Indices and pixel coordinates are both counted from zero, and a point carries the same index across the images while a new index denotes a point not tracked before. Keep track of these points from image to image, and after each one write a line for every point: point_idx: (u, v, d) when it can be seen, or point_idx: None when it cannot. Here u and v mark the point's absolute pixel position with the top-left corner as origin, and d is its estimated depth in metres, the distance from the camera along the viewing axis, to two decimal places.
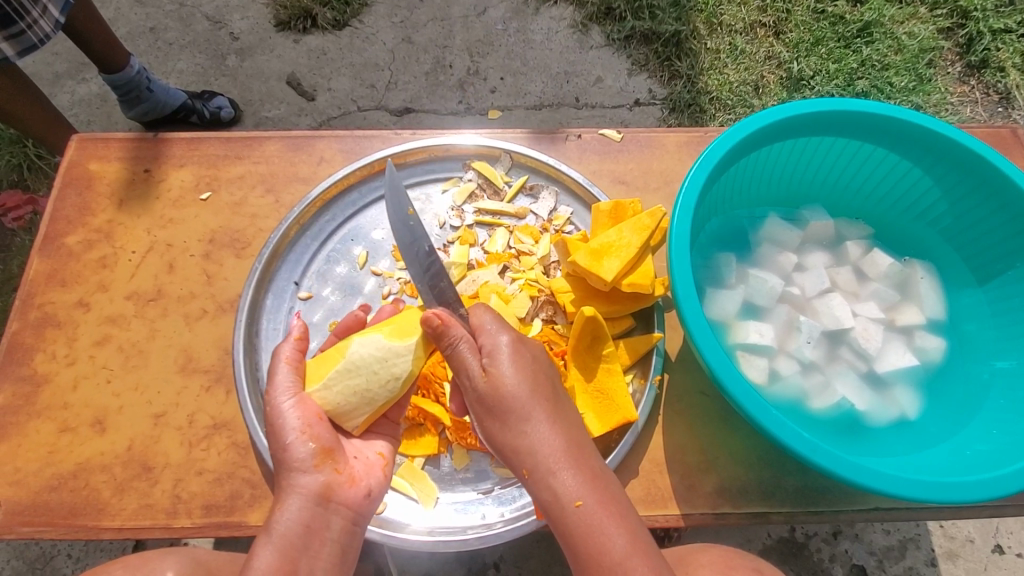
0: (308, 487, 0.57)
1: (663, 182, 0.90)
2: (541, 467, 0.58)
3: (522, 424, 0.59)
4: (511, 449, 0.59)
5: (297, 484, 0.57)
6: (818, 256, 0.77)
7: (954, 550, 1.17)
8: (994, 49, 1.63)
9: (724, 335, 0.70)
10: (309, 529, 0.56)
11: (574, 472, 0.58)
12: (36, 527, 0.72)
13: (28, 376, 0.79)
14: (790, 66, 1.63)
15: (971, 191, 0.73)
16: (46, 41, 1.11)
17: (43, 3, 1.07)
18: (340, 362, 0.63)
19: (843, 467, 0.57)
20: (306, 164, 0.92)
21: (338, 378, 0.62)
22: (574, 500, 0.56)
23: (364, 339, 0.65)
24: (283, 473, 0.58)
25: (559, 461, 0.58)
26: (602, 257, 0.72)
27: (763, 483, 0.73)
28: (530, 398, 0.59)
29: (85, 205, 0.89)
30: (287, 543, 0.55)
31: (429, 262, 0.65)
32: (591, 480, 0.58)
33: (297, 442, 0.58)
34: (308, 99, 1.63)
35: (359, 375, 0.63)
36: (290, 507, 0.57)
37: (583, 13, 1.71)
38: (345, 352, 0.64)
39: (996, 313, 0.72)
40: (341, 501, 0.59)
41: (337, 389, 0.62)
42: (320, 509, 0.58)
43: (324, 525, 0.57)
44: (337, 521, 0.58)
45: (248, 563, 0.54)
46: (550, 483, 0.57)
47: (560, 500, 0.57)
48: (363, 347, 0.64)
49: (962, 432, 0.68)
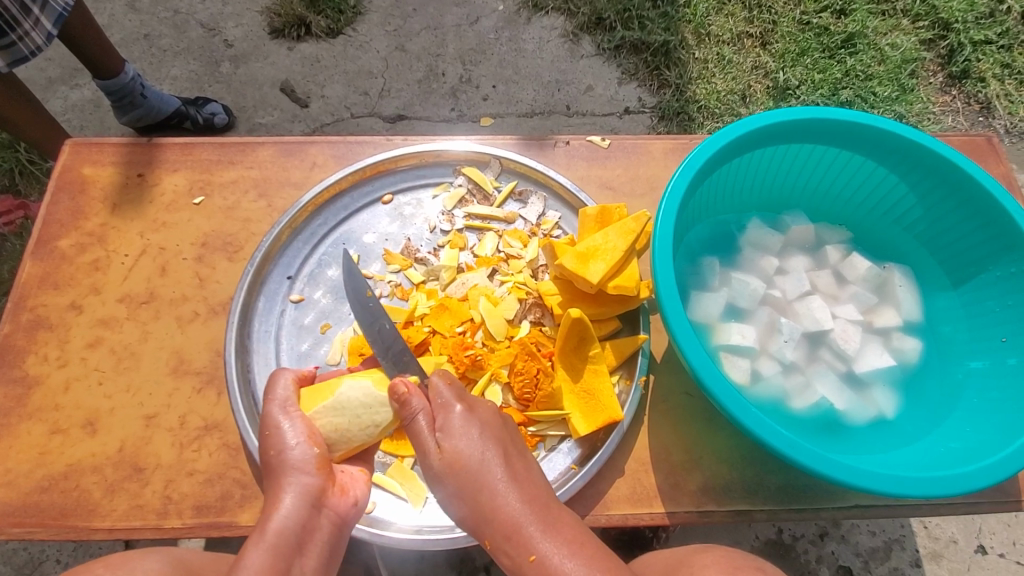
0: (306, 488, 0.58)
1: (649, 188, 0.92)
2: (496, 533, 0.59)
3: (477, 494, 0.59)
4: (470, 519, 0.61)
5: (297, 483, 0.58)
6: (799, 260, 0.79)
7: (938, 551, 1.19)
8: (975, 60, 1.67)
9: (708, 336, 0.72)
10: (302, 530, 0.57)
11: (527, 529, 0.58)
12: (26, 528, 0.72)
13: (20, 378, 0.80)
14: (775, 76, 1.65)
15: (945, 196, 0.75)
16: (39, 53, 1.12)
17: (35, 15, 1.08)
18: (328, 398, 0.64)
19: (820, 463, 0.59)
20: (299, 170, 0.93)
21: (325, 413, 0.63)
22: (529, 556, 0.57)
23: (354, 381, 0.66)
24: (282, 473, 0.59)
25: (512, 524, 0.59)
26: (588, 260, 0.73)
27: (746, 481, 0.75)
28: (482, 467, 0.60)
29: (78, 209, 0.90)
30: (278, 543, 0.56)
31: (390, 341, 0.70)
32: (545, 531, 0.58)
33: (301, 445, 0.60)
34: (302, 106, 1.65)
35: (343, 414, 0.63)
36: (287, 505, 0.57)
37: (573, 22, 1.74)
38: (335, 389, 0.65)
39: (970, 315, 0.74)
40: (332, 506, 0.59)
41: (322, 422, 0.63)
42: (313, 511, 0.58)
43: (316, 528, 0.58)
44: (326, 525, 0.59)
45: (237, 563, 0.54)
46: (507, 548, 0.59)
47: (518, 560, 0.58)
48: (353, 389, 0.65)
49: (937, 430, 0.70)
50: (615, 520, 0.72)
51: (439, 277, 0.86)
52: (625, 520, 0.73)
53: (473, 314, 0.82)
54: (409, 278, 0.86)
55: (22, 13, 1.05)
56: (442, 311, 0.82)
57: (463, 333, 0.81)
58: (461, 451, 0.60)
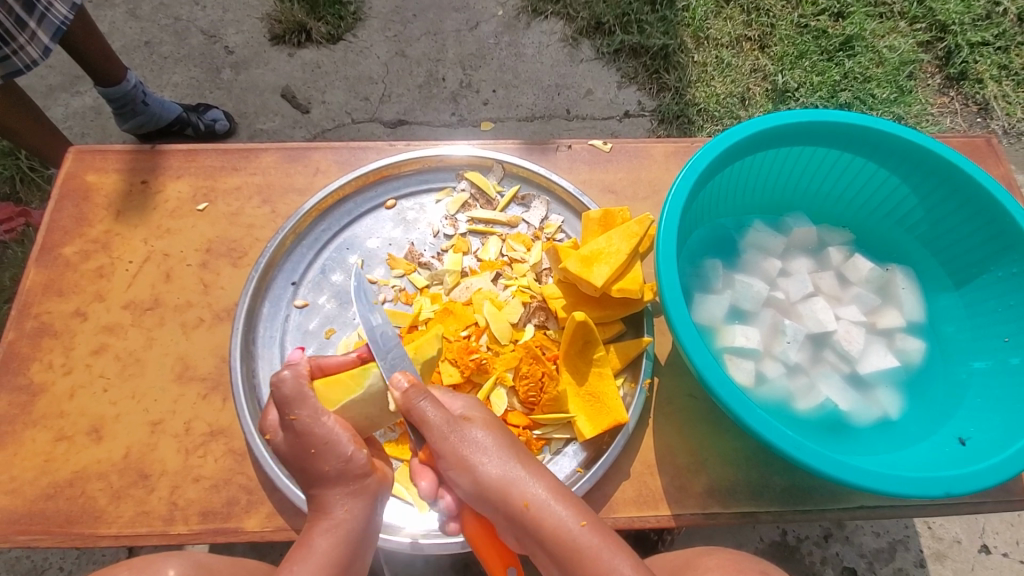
0: (369, 488, 0.62)
1: (651, 192, 0.93)
2: (540, 493, 0.60)
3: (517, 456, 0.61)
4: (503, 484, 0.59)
5: (359, 486, 0.61)
6: (801, 262, 0.79)
7: (942, 551, 1.19)
8: (972, 62, 1.68)
9: (712, 339, 0.72)
10: (367, 521, 0.63)
11: (569, 498, 0.60)
12: (32, 535, 0.72)
13: (25, 385, 0.80)
14: (774, 79, 1.66)
15: (947, 196, 0.76)
16: (34, 66, 1.12)
17: (31, 29, 1.08)
18: (357, 391, 0.63)
19: (826, 464, 0.59)
20: (302, 176, 0.94)
21: (355, 404, 0.63)
22: (579, 521, 0.59)
23: (387, 370, 0.64)
24: (341, 480, 0.61)
25: (552, 491, 0.60)
26: (591, 263, 0.73)
27: (752, 483, 0.75)
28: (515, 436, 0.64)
29: (82, 216, 0.90)
30: (349, 535, 0.61)
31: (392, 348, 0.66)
32: (581, 505, 0.61)
33: (356, 452, 0.61)
34: (303, 112, 1.66)
35: (372, 405, 0.64)
36: (353, 505, 0.61)
37: (573, 27, 1.75)
38: (362, 381, 0.64)
39: (973, 315, 0.75)
40: (386, 491, 0.65)
41: (354, 414, 0.64)
42: (375, 502, 0.63)
43: (377, 514, 0.64)
44: (383, 506, 0.65)
45: (311, 557, 0.60)
46: (554, 507, 0.59)
47: (566, 522, 0.58)
48: (382, 376, 0.64)
49: (940, 431, 0.70)
50: (621, 523, 0.73)
51: (443, 281, 0.86)
52: (631, 523, 0.73)
53: (478, 318, 0.82)
54: (413, 282, 0.86)
55: (17, 27, 1.06)
56: (447, 315, 0.82)
57: (468, 337, 0.81)
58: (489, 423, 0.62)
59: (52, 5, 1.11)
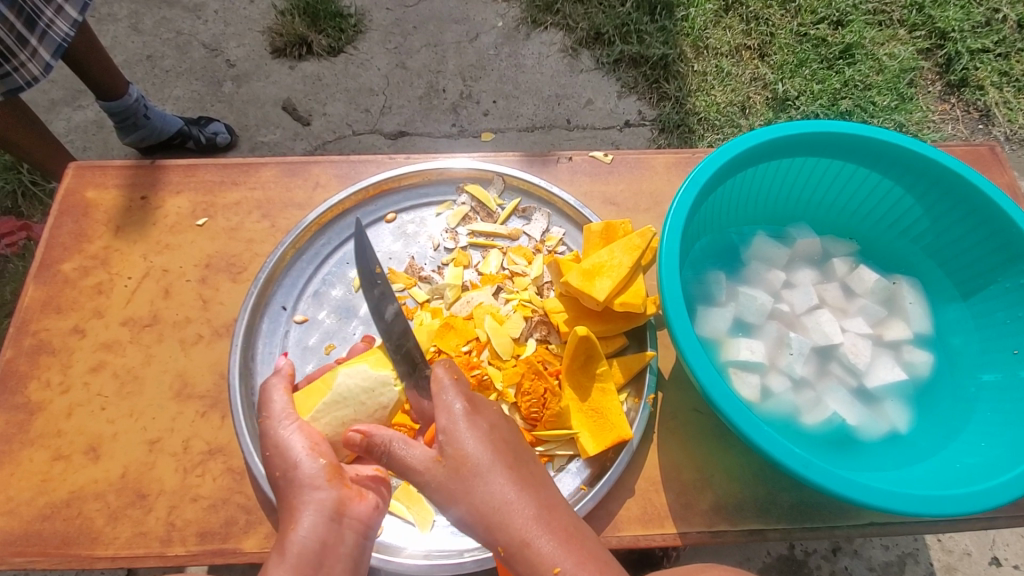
0: (322, 502, 0.57)
1: (653, 203, 0.92)
2: (513, 538, 0.56)
3: (488, 496, 0.57)
4: (480, 519, 0.57)
5: (311, 500, 0.57)
6: (805, 273, 0.79)
7: (953, 564, 1.17)
8: (973, 69, 1.68)
9: (716, 353, 0.71)
10: (324, 545, 0.56)
11: (550, 536, 0.57)
12: (28, 557, 0.71)
13: (23, 404, 0.79)
14: (775, 88, 1.66)
15: (953, 207, 0.75)
16: (35, 83, 1.12)
17: (32, 46, 1.09)
18: (327, 394, 0.67)
19: (834, 482, 0.57)
20: (302, 190, 0.93)
21: (325, 410, 0.66)
22: (553, 567, 0.55)
23: (350, 369, 0.68)
24: (294, 490, 0.58)
25: (532, 530, 0.57)
26: (593, 277, 0.73)
27: (759, 500, 0.74)
28: (493, 468, 0.58)
29: (81, 232, 0.90)
30: (303, 559, 0.55)
31: (394, 323, 0.66)
32: (567, 542, 0.57)
33: (307, 459, 0.59)
34: (303, 124, 1.66)
35: (347, 405, 0.66)
36: (305, 523, 0.56)
37: (572, 38, 1.75)
38: (332, 383, 0.67)
39: (981, 327, 0.74)
40: (354, 515, 0.58)
41: (326, 420, 0.66)
42: (333, 524, 0.57)
43: (338, 540, 0.57)
44: (349, 535, 0.58)
45: None
46: (526, 554, 0.56)
47: (539, 569, 0.56)
48: (349, 378, 0.68)
49: (951, 445, 0.69)
50: (626, 542, 0.71)
51: (443, 296, 0.85)
52: (636, 541, 0.71)
53: (479, 333, 0.81)
54: (414, 296, 0.85)
55: (18, 44, 1.06)
56: (447, 330, 0.80)
57: (469, 352, 0.80)
58: (462, 458, 0.58)
59: (54, 20, 1.11)
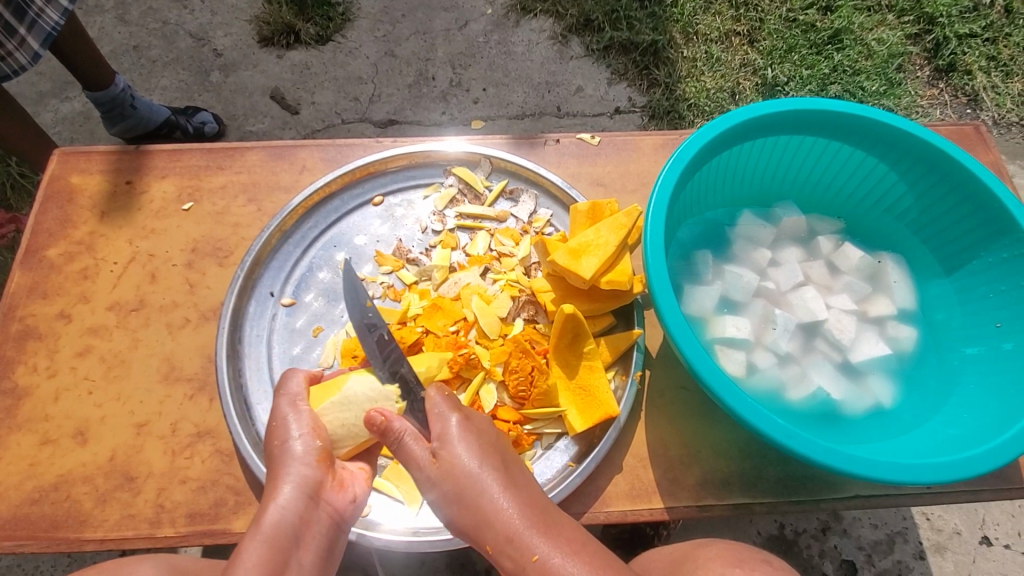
0: (306, 479, 0.58)
1: (640, 184, 0.92)
2: (498, 536, 0.58)
3: (478, 498, 0.58)
4: (469, 518, 0.59)
5: (296, 475, 0.58)
6: (791, 252, 0.79)
7: (942, 543, 1.19)
8: (961, 54, 1.68)
9: (702, 330, 0.71)
10: (300, 521, 0.56)
11: (530, 528, 0.58)
12: (16, 541, 0.71)
13: (10, 389, 0.79)
14: (764, 73, 1.66)
15: (935, 183, 0.75)
16: (23, 72, 1.11)
17: (20, 35, 1.07)
18: (335, 394, 0.65)
19: (818, 453, 0.58)
20: (288, 173, 0.93)
21: (331, 409, 0.63)
22: (532, 555, 0.57)
23: (362, 376, 0.67)
24: (281, 465, 0.58)
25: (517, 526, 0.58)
26: (580, 255, 0.73)
27: (745, 474, 0.74)
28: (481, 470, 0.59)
29: (66, 218, 0.89)
30: (276, 533, 0.54)
31: (389, 350, 0.67)
32: (546, 530, 0.58)
33: (301, 438, 0.60)
34: (292, 113, 1.65)
35: (349, 410, 0.64)
36: (285, 496, 0.56)
37: (562, 24, 1.75)
38: (342, 386, 0.66)
39: (964, 302, 0.75)
40: (330, 500, 0.59)
41: (329, 419, 0.63)
42: (311, 503, 0.57)
43: (314, 520, 0.57)
44: (324, 518, 0.58)
45: (233, 555, 0.52)
46: (510, 550, 0.57)
47: (521, 561, 0.57)
48: (360, 385, 0.66)
49: (935, 417, 0.70)
50: (614, 517, 0.72)
51: (431, 277, 0.86)
52: (625, 517, 0.72)
53: (466, 313, 0.81)
54: (401, 279, 0.85)
55: (5, 32, 1.05)
56: (435, 311, 0.81)
57: (457, 331, 0.80)
58: (458, 462, 0.59)
59: (44, 11, 1.09)
